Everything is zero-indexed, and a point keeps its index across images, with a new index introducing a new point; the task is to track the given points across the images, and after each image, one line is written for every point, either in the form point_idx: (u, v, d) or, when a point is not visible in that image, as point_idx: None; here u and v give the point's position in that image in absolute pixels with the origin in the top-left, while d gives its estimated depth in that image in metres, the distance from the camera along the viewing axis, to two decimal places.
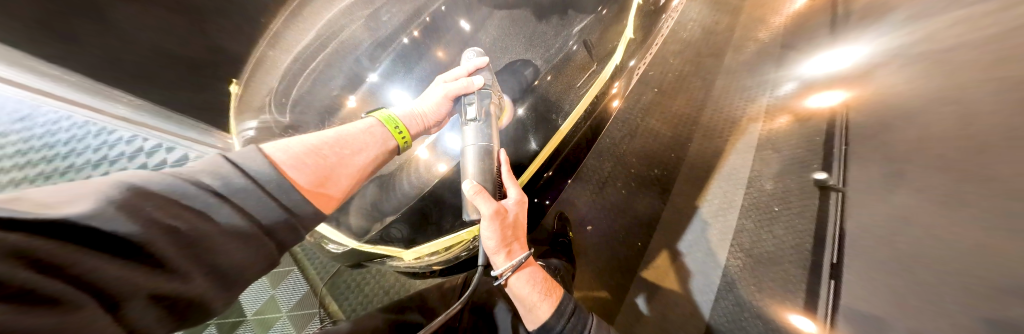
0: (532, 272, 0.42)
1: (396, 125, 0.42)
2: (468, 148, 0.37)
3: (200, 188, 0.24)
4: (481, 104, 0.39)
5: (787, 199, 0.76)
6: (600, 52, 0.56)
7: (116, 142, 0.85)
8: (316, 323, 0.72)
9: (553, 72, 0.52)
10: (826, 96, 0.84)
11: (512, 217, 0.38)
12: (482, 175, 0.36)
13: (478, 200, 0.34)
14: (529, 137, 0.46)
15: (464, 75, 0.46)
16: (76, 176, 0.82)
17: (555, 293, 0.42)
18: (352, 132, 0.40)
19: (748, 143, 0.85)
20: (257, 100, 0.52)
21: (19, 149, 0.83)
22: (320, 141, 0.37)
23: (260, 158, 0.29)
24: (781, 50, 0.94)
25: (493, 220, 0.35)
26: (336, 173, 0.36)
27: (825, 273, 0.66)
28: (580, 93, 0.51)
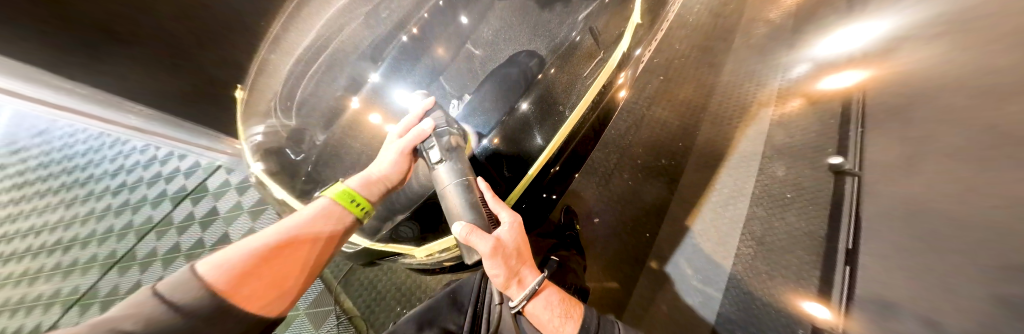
0: (548, 295, 0.41)
1: (354, 197, 0.36)
2: (446, 188, 0.34)
3: (163, 326, 0.18)
4: (442, 144, 0.34)
5: (801, 185, 0.74)
6: (606, 39, 0.54)
7: (130, 152, 0.94)
8: (333, 320, 0.74)
9: (558, 63, 0.51)
10: (842, 77, 0.80)
11: (512, 247, 0.36)
12: (470, 209, 0.33)
13: (473, 240, 0.30)
14: (533, 133, 0.43)
15: (412, 123, 0.39)
16: (95, 185, 0.89)
17: (575, 312, 0.41)
18: (301, 217, 0.33)
19: (759, 129, 0.83)
20: (262, 104, 0.53)
21: (42, 162, 0.91)
22: (257, 240, 0.29)
23: (195, 282, 0.23)
24: (793, 29, 0.90)
25: (493, 258, 0.32)
26: (288, 275, 0.29)
27: (841, 259, 0.64)
28: (587, 83, 0.49)
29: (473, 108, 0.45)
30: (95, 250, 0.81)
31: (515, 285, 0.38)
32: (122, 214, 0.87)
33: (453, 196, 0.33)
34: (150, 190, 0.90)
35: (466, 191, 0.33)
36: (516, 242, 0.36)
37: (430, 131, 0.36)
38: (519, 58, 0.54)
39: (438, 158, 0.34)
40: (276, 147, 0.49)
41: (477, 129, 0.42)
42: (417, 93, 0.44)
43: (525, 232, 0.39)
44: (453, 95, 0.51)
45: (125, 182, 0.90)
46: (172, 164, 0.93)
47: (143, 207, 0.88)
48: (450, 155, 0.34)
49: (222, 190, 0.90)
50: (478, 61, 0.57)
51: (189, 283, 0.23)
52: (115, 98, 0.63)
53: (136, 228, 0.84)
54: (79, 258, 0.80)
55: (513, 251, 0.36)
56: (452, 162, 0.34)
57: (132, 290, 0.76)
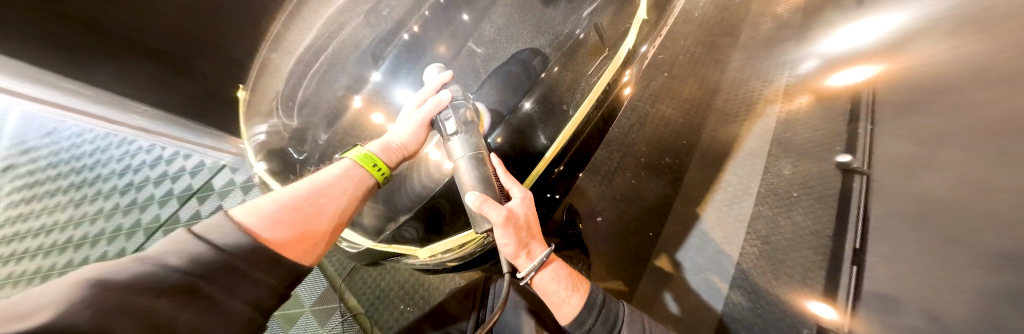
0: (555, 269, 0.41)
1: (375, 162, 0.37)
2: (457, 161, 0.34)
3: (172, 270, 0.20)
4: (459, 116, 0.34)
5: (808, 183, 0.73)
6: (611, 37, 0.53)
7: (136, 151, 0.96)
8: (338, 317, 0.75)
9: (561, 62, 0.49)
10: (852, 73, 0.78)
11: (523, 218, 0.35)
12: (483, 181, 0.33)
13: (487, 209, 0.31)
14: (537, 132, 0.43)
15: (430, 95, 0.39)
16: (103, 185, 0.91)
17: (582, 286, 0.41)
18: (327, 176, 0.34)
19: (765, 127, 0.81)
20: (264, 104, 0.53)
21: (51, 162, 0.92)
22: (290, 194, 0.31)
23: (228, 226, 0.24)
24: (802, 24, 0.87)
25: (505, 228, 0.32)
26: (316, 227, 0.30)
27: (848, 258, 0.64)
28: (591, 82, 0.48)
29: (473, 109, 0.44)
30: (105, 248, 0.83)
31: (526, 256, 0.37)
32: (130, 213, 0.89)
33: (466, 168, 0.33)
34: (156, 189, 0.92)
35: (480, 164, 0.33)
36: (526, 214, 0.36)
37: (447, 103, 0.35)
38: (523, 56, 0.53)
39: (455, 130, 0.33)
40: (279, 147, 0.50)
41: (491, 108, 0.43)
42: (433, 66, 0.42)
43: (534, 207, 0.38)
44: None
45: (132, 182, 0.93)
46: (178, 163, 0.96)
47: (150, 206, 0.90)
48: (469, 128, 0.34)
49: (228, 188, 0.93)
50: (481, 58, 0.56)
51: (227, 224, 0.25)
52: (118, 98, 0.64)
53: (144, 227, 0.87)
54: (90, 255, 0.82)
55: (524, 222, 0.35)
56: (468, 135, 0.34)
57: None
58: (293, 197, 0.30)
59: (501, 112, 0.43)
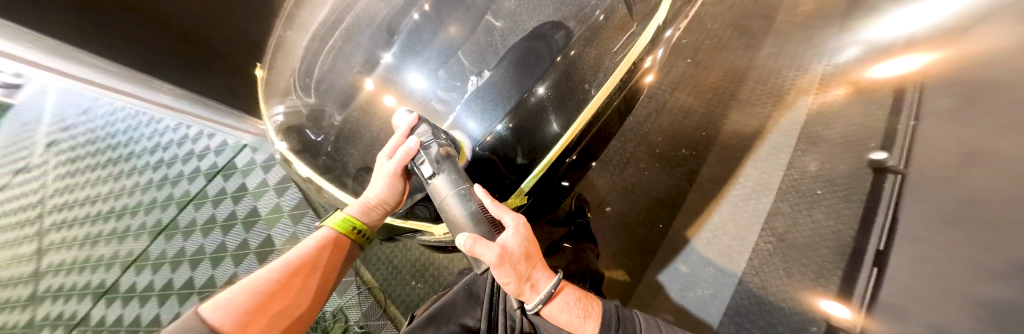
0: (565, 296, 0.34)
1: (353, 224, 0.38)
2: (446, 200, 0.28)
3: None
4: (431, 157, 0.29)
5: (833, 180, 0.68)
6: (641, 11, 0.47)
7: (165, 130, 1.20)
8: (355, 289, 0.81)
9: (584, 41, 0.44)
10: (900, 62, 0.71)
11: (519, 253, 0.28)
12: (473, 216, 0.27)
13: (479, 250, 0.24)
14: (550, 118, 0.40)
15: (398, 143, 0.35)
16: (132, 156, 1.17)
17: (593, 311, 0.35)
18: (301, 253, 0.35)
19: (793, 121, 0.77)
20: (283, 84, 0.55)
21: (89, 139, 1.21)
22: (261, 279, 0.31)
23: (200, 327, 0.22)
24: (848, 7, 0.80)
25: (500, 268, 0.26)
26: (293, 311, 0.31)
27: (868, 261, 0.59)
28: (616, 59, 0.44)
29: (475, 96, 0.42)
30: (144, 218, 1.05)
31: (529, 288, 0.31)
32: (162, 188, 1.11)
33: (453, 207, 0.27)
34: (185, 167, 1.14)
35: (466, 199, 0.27)
36: (523, 245, 0.29)
37: (416, 147, 0.31)
38: (543, 31, 0.48)
39: (431, 173, 0.29)
40: (298, 125, 0.51)
41: (484, 117, 0.40)
42: (404, 110, 0.39)
43: (531, 233, 0.32)
44: (471, 71, 0.47)
45: (161, 160, 1.15)
46: (202, 142, 1.17)
47: (180, 182, 1.12)
48: (441, 166, 0.29)
49: (250, 167, 1.10)
50: (500, 34, 0.51)
51: (200, 323, 0.23)
52: (144, 76, 0.69)
53: (176, 200, 1.08)
54: (130, 225, 1.04)
55: (522, 256, 0.28)
56: (448, 171, 0.29)
57: (179, 253, 1.00)
58: (267, 282, 0.31)
59: (511, 100, 0.41)
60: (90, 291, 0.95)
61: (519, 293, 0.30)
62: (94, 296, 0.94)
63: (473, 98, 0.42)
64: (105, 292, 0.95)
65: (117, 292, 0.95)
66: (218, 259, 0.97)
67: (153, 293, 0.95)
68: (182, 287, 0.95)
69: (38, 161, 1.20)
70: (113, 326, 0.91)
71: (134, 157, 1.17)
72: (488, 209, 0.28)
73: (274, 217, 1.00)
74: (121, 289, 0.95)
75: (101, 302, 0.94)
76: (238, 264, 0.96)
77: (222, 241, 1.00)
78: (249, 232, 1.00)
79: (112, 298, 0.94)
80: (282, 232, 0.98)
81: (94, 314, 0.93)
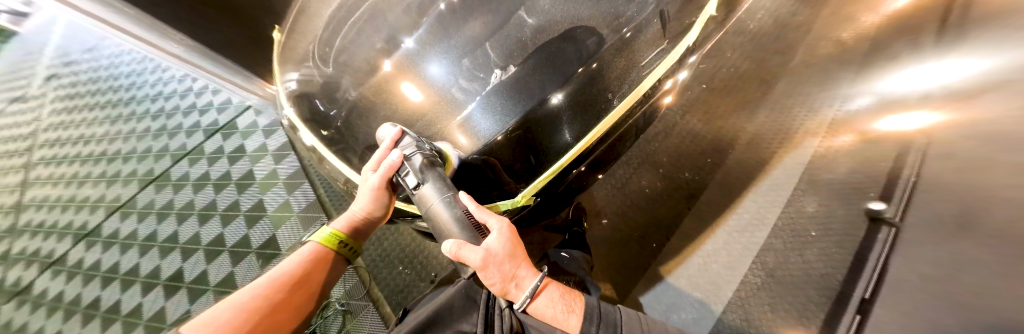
0: (549, 292, 0.34)
1: (339, 239, 0.40)
2: (432, 211, 0.28)
3: None
4: (416, 167, 0.29)
5: (829, 224, 0.69)
6: (674, 30, 0.46)
7: (167, 79, 1.24)
8: None
9: (613, 51, 0.44)
10: (909, 118, 0.71)
11: (503, 254, 0.28)
12: (459, 221, 0.26)
13: (464, 254, 0.24)
14: (563, 127, 0.40)
15: (382, 156, 0.34)
16: (122, 94, 1.23)
17: (577, 305, 0.35)
18: (289, 267, 0.37)
19: (798, 160, 0.77)
20: (300, 53, 0.55)
21: (90, 78, 1.28)
22: (248, 293, 0.33)
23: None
24: (862, 57, 0.81)
25: (485, 270, 0.26)
26: (279, 319, 0.33)
27: (852, 306, 0.57)
28: (642, 74, 0.44)
29: (492, 94, 0.42)
30: (136, 165, 1.07)
31: (513, 287, 0.30)
32: (159, 138, 1.12)
33: (440, 213, 0.27)
34: (185, 119, 1.15)
35: (452, 205, 0.27)
36: (509, 247, 0.29)
37: (399, 160, 0.31)
38: (575, 35, 0.47)
39: (416, 183, 0.29)
40: (309, 95, 0.51)
41: (499, 116, 0.40)
42: (388, 124, 0.38)
43: (516, 233, 0.32)
44: (497, 64, 0.47)
45: (161, 109, 1.18)
46: (205, 97, 1.19)
47: (178, 134, 1.13)
48: (427, 174, 0.29)
49: (250, 129, 1.10)
50: (530, 31, 0.49)
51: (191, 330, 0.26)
52: (159, 23, 0.71)
53: (171, 152, 1.09)
54: (121, 171, 1.07)
55: (507, 257, 0.28)
56: (433, 179, 0.28)
57: (166, 205, 0.99)
58: (255, 296, 0.33)
59: (526, 102, 0.40)
60: (72, 232, 0.97)
61: (505, 293, 0.30)
62: (75, 237, 0.96)
63: (489, 96, 0.42)
64: (86, 235, 0.96)
65: (98, 236, 0.96)
66: (206, 217, 0.96)
67: (135, 243, 0.94)
68: (164, 241, 0.94)
69: (36, 93, 1.27)
70: (89, 270, 0.91)
71: (122, 96, 1.22)
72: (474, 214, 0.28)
73: (269, 183, 0.99)
74: (103, 233, 0.96)
75: (79, 244, 0.95)
76: (225, 225, 0.94)
77: (212, 199, 0.99)
78: (242, 194, 0.98)
79: (92, 241, 0.95)
80: (274, 198, 0.97)
81: (71, 255, 0.93)
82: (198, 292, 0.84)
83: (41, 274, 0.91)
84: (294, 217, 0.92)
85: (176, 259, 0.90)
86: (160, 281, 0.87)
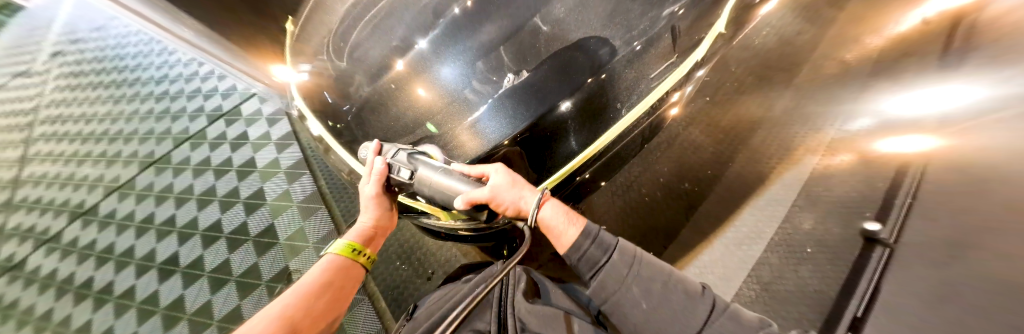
0: (554, 204, 0.35)
1: (357, 246, 0.38)
2: (433, 189, 0.32)
3: None
4: (404, 161, 0.35)
5: (824, 242, 0.69)
6: (683, 45, 0.46)
7: (173, 62, 1.25)
8: None
9: (626, 62, 0.45)
10: (907, 141, 0.70)
11: (505, 184, 0.32)
12: (460, 180, 0.31)
13: (474, 194, 0.29)
14: (568, 135, 0.40)
15: (370, 171, 0.40)
16: (127, 74, 1.23)
17: (579, 219, 0.34)
18: (313, 278, 0.33)
19: (796, 176, 0.79)
20: (315, 46, 0.56)
21: (96, 57, 1.28)
22: (277, 304, 0.28)
23: None
24: (863, 81, 0.83)
25: (494, 200, 0.31)
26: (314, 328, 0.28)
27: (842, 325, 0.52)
28: (651, 85, 0.44)
29: (501, 98, 0.43)
30: (137, 147, 1.07)
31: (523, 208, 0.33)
32: (162, 120, 1.12)
33: (441, 182, 0.32)
34: (189, 103, 1.15)
35: (446, 173, 0.32)
36: (508, 179, 0.33)
37: (385, 164, 0.37)
38: (590, 44, 0.48)
39: (409, 173, 0.34)
40: (321, 87, 0.52)
41: (507, 120, 0.41)
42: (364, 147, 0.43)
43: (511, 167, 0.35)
44: (510, 68, 0.47)
45: (166, 91, 1.18)
46: (211, 83, 1.19)
47: (181, 118, 1.13)
48: (416, 164, 0.35)
49: (255, 117, 1.10)
50: (544, 38, 0.50)
51: None
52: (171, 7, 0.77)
53: (173, 136, 1.09)
54: (122, 151, 1.06)
55: (509, 185, 0.33)
56: (421, 165, 0.34)
57: (165, 188, 0.99)
58: (287, 303, 0.28)
59: (535, 108, 0.40)
60: (68, 210, 0.97)
61: (518, 214, 0.34)
62: (71, 215, 0.96)
63: (498, 100, 0.43)
64: (83, 213, 0.96)
65: (95, 215, 0.95)
66: (205, 202, 0.96)
67: (132, 224, 0.94)
68: (162, 224, 0.94)
69: (41, 69, 1.27)
70: (85, 249, 0.91)
71: (127, 76, 1.23)
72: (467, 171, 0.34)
73: (270, 172, 0.99)
74: (100, 213, 0.96)
75: (75, 223, 0.95)
76: (224, 210, 0.94)
77: (212, 185, 0.99)
78: (243, 181, 0.98)
79: (89, 220, 0.95)
80: (274, 187, 0.97)
81: (67, 233, 0.93)
82: (191, 278, 0.84)
83: (36, 250, 0.91)
84: (294, 207, 0.92)
85: (173, 243, 0.90)
86: (154, 265, 0.87)
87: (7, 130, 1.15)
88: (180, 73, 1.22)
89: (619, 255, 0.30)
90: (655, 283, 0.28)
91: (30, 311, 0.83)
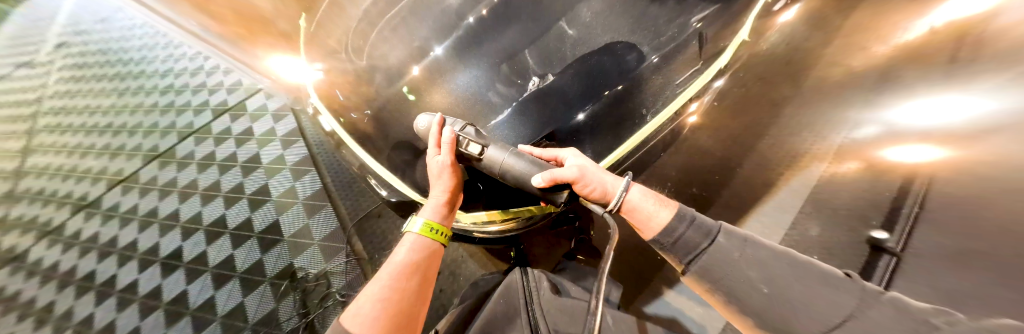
0: (638, 192, 0.37)
1: (436, 226, 0.36)
2: (505, 168, 0.35)
3: None
4: (474, 138, 0.36)
5: (833, 249, 0.68)
6: (710, 51, 0.47)
7: (178, 56, 1.24)
8: (343, 258, 0.81)
9: (655, 67, 0.46)
10: (913, 150, 0.72)
11: (592, 168, 0.34)
12: (531, 164, 0.34)
13: (559, 173, 0.31)
14: (584, 148, 0.42)
15: (433, 144, 0.39)
16: (132, 67, 1.22)
17: (668, 203, 0.36)
18: (405, 257, 0.33)
19: (804, 182, 0.77)
20: (331, 44, 0.57)
21: (101, 49, 1.28)
22: (381, 283, 0.29)
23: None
24: (876, 84, 0.81)
25: (583, 181, 0.33)
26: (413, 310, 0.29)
27: None
28: (678, 91, 0.44)
29: (523, 106, 0.45)
30: (141, 140, 1.07)
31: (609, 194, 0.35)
32: (167, 114, 1.12)
33: (514, 165, 0.34)
34: (194, 97, 1.15)
35: (518, 155, 0.35)
36: (592, 163, 0.35)
37: (454, 135, 0.37)
38: (615, 49, 0.48)
39: (479, 150, 0.36)
40: (336, 85, 0.52)
41: (532, 125, 0.44)
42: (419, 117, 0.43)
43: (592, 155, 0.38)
44: (536, 72, 0.49)
45: (171, 85, 1.18)
46: (216, 77, 1.18)
47: (186, 111, 1.12)
48: (486, 141, 0.37)
49: (260, 112, 1.10)
50: (570, 42, 0.51)
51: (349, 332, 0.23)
52: None
53: (178, 129, 1.08)
54: (125, 144, 1.06)
55: (596, 169, 0.35)
56: (493, 144, 0.36)
57: (169, 182, 0.99)
58: (387, 286, 0.29)
59: (556, 121, 0.43)
60: (71, 202, 0.96)
61: (602, 197, 0.35)
62: (74, 208, 0.95)
63: (519, 107, 0.46)
64: (85, 206, 0.95)
65: (98, 208, 0.95)
66: (209, 197, 0.95)
67: (134, 218, 0.94)
68: (165, 218, 0.93)
69: (46, 60, 1.27)
70: (87, 242, 0.90)
71: (133, 69, 1.22)
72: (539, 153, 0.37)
73: (275, 168, 0.99)
74: (102, 206, 0.95)
75: (77, 216, 0.94)
76: (228, 206, 0.93)
77: (216, 180, 0.98)
78: (247, 177, 0.98)
79: (92, 213, 0.94)
80: (279, 183, 0.96)
81: (69, 226, 0.93)
82: (195, 273, 0.84)
83: (37, 243, 0.90)
84: (298, 204, 0.91)
85: (176, 237, 0.90)
86: (157, 259, 0.87)
87: (11, 120, 1.14)
88: (184, 67, 1.22)
89: (723, 238, 0.31)
90: (780, 272, 0.28)
91: (31, 303, 0.82)
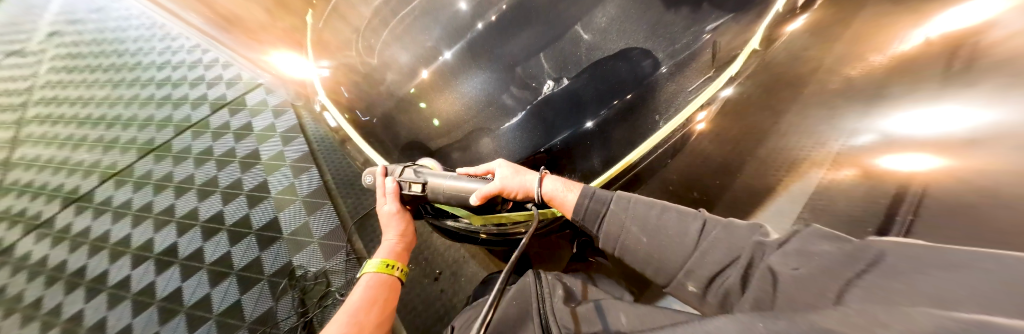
0: (554, 178, 0.43)
1: (390, 262, 0.43)
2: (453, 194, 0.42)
3: None
4: (413, 178, 0.43)
5: None
6: (719, 60, 0.48)
7: (175, 49, 1.22)
8: (343, 256, 0.81)
9: (671, 72, 0.47)
10: (909, 159, 0.73)
11: (512, 176, 0.41)
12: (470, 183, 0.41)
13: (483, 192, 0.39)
14: (591, 154, 0.44)
15: (381, 194, 0.47)
16: (128, 58, 1.20)
17: (575, 183, 0.42)
18: (364, 291, 0.38)
19: (804, 187, 0.78)
20: (338, 42, 0.56)
21: (95, 39, 1.25)
22: (343, 315, 0.34)
23: None
24: (875, 94, 0.82)
25: (505, 190, 0.41)
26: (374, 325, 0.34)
27: None
28: (690, 98, 0.46)
29: (534, 111, 0.46)
30: (136, 134, 1.04)
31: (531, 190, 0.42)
32: (163, 107, 1.10)
33: (456, 187, 0.41)
34: (191, 91, 1.13)
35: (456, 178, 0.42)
36: (513, 170, 0.42)
37: (394, 182, 0.44)
38: (632, 55, 0.49)
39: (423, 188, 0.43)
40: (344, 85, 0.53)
41: (542, 130, 0.45)
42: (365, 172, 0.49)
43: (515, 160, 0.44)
44: (549, 74, 0.49)
45: (168, 77, 1.16)
46: (215, 71, 1.17)
47: (183, 105, 1.10)
48: (423, 176, 0.43)
49: (260, 107, 1.08)
50: (585, 47, 0.50)
51: None
52: None
53: (175, 123, 1.06)
54: (119, 137, 1.04)
55: (514, 174, 0.42)
56: (429, 177, 0.43)
57: (164, 177, 0.97)
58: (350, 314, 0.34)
59: (566, 126, 0.44)
60: (62, 195, 0.94)
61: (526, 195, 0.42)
62: (64, 201, 0.93)
63: (530, 111, 0.46)
64: (77, 200, 0.93)
65: (90, 202, 0.93)
66: (206, 193, 0.94)
67: (128, 212, 0.92)
68: (160, 213, 0.91)
69: (38, 49, 1.24)
70: (78, 236, 0.88)
71: (128, 61, 1.20)
72: (475, 173, 0.44)
73: (274, 164, 0.97)
74: (94, 200, 0.93)
75: (68, 210, 0.92)
76: (225, 202, 0.92)
77: (214, 175, 0.97)
78: (246, 173, 0.97)
79: (83, 207, 0.92)
80: (278, 180, 0.95)
81: (59, 220, 0.91)
82: (191, 270, 0.82)
83: (26, 237, 0.88)
84: (298, 201, 0.90)
85: (171, 233, 0.88)
86: (151, 255, 0.85)
87: None
88: (182, 59, 1.20)
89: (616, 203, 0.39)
90: (658, 226, 0.35)
91: (20, 298, 0.80)
